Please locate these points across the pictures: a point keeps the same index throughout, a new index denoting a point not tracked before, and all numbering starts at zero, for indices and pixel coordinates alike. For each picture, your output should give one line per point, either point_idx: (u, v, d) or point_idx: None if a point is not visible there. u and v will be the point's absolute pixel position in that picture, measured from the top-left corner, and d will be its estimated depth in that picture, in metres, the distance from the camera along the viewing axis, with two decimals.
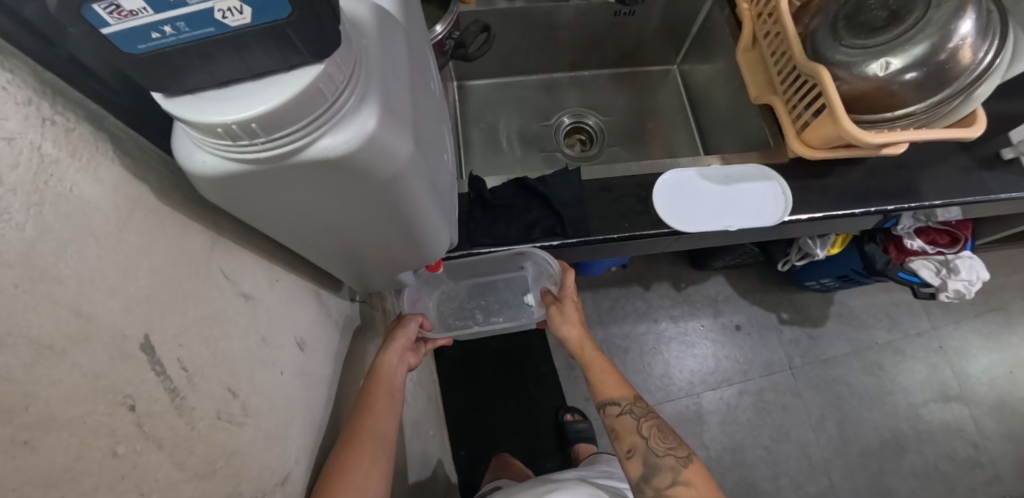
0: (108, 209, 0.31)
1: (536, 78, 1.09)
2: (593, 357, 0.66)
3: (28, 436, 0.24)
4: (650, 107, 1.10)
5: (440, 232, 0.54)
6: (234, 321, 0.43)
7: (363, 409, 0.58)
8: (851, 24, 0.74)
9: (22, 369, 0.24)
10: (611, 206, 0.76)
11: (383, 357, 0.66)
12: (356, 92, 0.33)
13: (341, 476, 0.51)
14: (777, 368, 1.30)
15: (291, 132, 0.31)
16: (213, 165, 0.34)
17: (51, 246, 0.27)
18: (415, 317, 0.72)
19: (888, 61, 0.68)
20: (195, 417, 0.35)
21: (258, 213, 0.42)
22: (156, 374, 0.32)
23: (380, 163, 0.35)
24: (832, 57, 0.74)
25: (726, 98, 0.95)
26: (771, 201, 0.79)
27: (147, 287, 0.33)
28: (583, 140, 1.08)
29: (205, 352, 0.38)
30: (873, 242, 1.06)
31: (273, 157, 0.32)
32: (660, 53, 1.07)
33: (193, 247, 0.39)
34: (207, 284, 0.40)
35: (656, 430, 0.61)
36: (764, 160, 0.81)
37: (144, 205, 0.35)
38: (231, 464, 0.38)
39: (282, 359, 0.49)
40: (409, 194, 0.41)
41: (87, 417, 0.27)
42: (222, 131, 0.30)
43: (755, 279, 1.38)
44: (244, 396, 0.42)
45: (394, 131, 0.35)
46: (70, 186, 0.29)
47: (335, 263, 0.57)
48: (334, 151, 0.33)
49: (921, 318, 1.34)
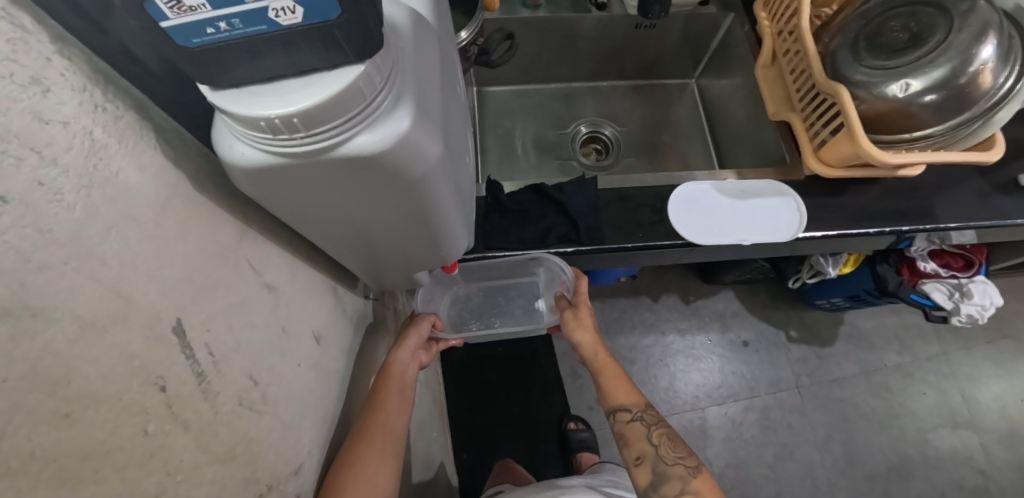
0: (149, 195, 0.32)
1: (556, 87, 1.10)
2: (606, 363, 0.66)
3: (69, 409, 0.24)
4: (665, 119, 1.11)
5: (459, 233, 0.54)
6: (258, 310, 0.44)
7: (374, 405, 0.59)
8: (872, 45, 0.75)
9: (66, 343, 0.25)
10: (626, 216, 0.77)
11: (395, 355, 0.67)
12: (392, 92, 0.34)
13: (351, 470, 0.51)
14: (783, 386, 1.29)
15: (330, 129, 0.32)
16: (251, 157, 0.35)
17: (97, 227, 0.28)
18: (428, 316, 0.73)
19: (908, 82, 0.69)
20: (218, 402, 0.36)
21: (289, 206, 0.43)
22: (185, 357, 0.33)
23: (411, 162, 0.36)
24: (852, 76, 0.74)
25: (742, 114, 0.95)
26: (785, 217, 0.79)
27: (180, 272, 0.34)
28: (599, 149, 1.08)
29: (230, 339, 0.39)
30: (885, 263, 1.06)
31: (311, 151, 0.33)
32: (678, 67, 1.08)
33: (223, 237, 0.40)
34: (234, 273, 0.41)
35: (666, 439, 0.61)
36: (779, 177, 0.82)
37: (181, 194, 0.36)
38: (249, 451, 0.39)
39: (299, 351, 0.50)
40: (435, 195, 0.42)
41: (123, 395, 0.28)
42: (264, 124, 0.31)
43: (764, 295, 1.38)
44: (263, 385, 0.42)
45: (427, 131, 0.36)
46: (116, 171, 0.30)
47: (353, 258, 0.58)
48: (368, 149, 0.34)
49: (931, 342, 1.32)
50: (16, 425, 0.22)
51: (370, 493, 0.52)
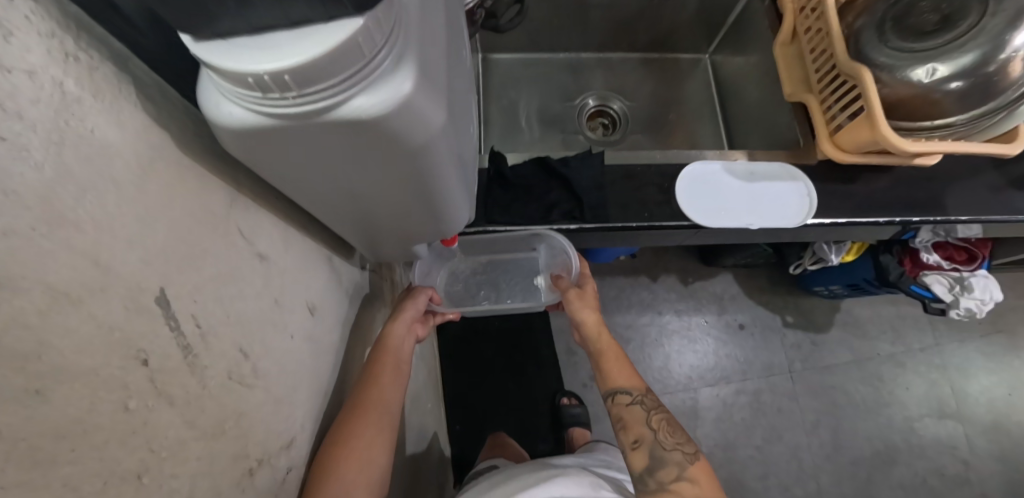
0: (129, 155, 0.30)
1: (565, 57, 1.05)
2: (608, 346, 0.67)
3: (40, 385, 0.23)
4: (675, 96, 1.07)
5: (460, 207, 0.52)
6: (249, 281, 0.42)
7: (369, 378, 0.58)
8: (899, 26, 0.71)
9: (37, 315, 0.23)
10: (632, 195, 0.75)
11: (391, 328, 0.65)
12: (394, 51, 0.31)
13: (344, 444, 0.50)
14: (776, 370, 1.30)
15: (326, 88, 0.30)
16: (239, 117, 0.32)
17: (69, 189, 0.25)
18: (426, 289, 0.71)
19: (934, 67, 0.66)
20: (206, 376, 0.34)
21: (282, 172, 0.40)
22: (170, 329, 0.32)
23: (412, 129, 0.34)
24: (873, 56, 0.71)
25: (756, 94, 0.91)
26: (794, 203, 0.77)
27: (163, 239, 0.32)
28: (606, 124, 1.05)
29: (220, 311, 0.37)
30: (888, 253, 1.05)
31: (304, 113, 0.31)
32: (692, 41, 1.04)
33: (211, 203, 0.38)
34: (224, 241, 0.39)
35: (665, 424, 0.60)
36: (790, 160, 0.79)
37: (164, 156, 0.33)
38: (240, 425, 0.37)
39: (293, 323, 0.48)
40: (436, 166, 0.40)
41: (100, 369, 0.26)
42: (253, 81, 0.29)
43: (763, 280, 1.37)
44: (255, 358, 0.41)
45: (430, 96, 0.33)
46: (91, 128, 0.27)
47: (348, 228, 0.56)
48: (366, 112, 0.31)
49: (926, 334, 1.33)
50: None
51: (363, 467, 0.51)
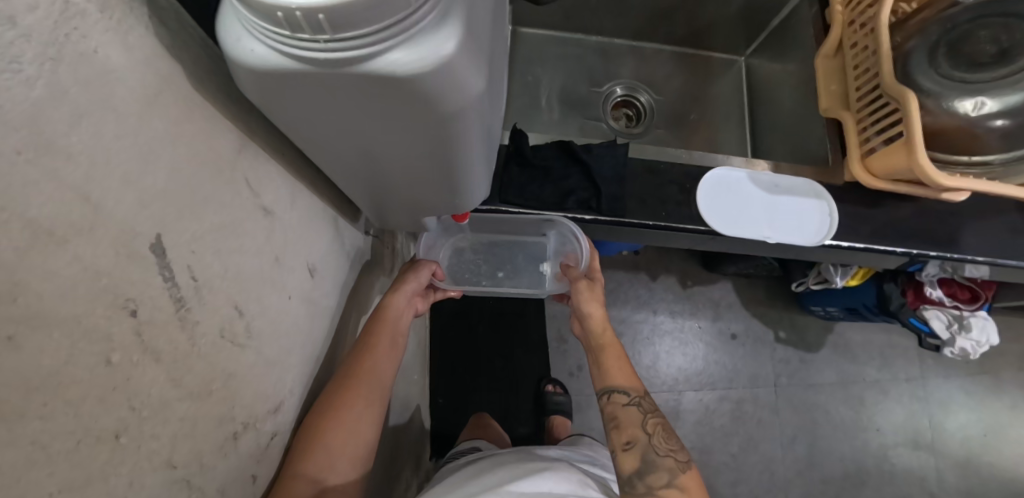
0: (135, 82, 0.27)
1: (598, 40, 1.00)
2: (611, 342, 0.66)
3: (14, 330, 0.20)
4: (703, 96, 1.02)
5: (479, 183, 0.49)
6: (250, 235, 0.39)
7: (364, 348, 0.55)
8: (954, 53, 0.67)
9: (14, 253, 0.20)
10: (652, 191, 0.72)
11: (391, 300, 0.62)
12: (440, 5, 0.28)
13: (333, 413, 0.48)
14: (761, 383, 1.30)
15: (364, 36, 0.26)
16: (260, 56, 0.29)
17: (62, 113, 0.22)
18: (428, 263, 0.68)
19: (982, 101, 0.64)
20: (196, 333, 0.32)
21: (297, 123, 0.37)
22: (164, 279, 0.29)
23: (448, 93, 0.31)
24: (918, 79, 0.68)
25: (789, 105, 0.88)
26: (814, 221, 0.75)
27: (164, 180, 0.29)
28: (630, 116, 1.01)
29: (217, 264, 0.34)
30: (893, 283, 1.04)
31: (333, 60, 0.28)
32: (730, 40, 0.99)
33: (219, 147, 0.35)
34: (229, 189, 0.36)
35: (660, 429, 0.59)
36: (818, 177, 0.77)
37: (174, 89, 0.30)
38: (228, 387, 0.35)
39: (291, 283, 0.46)
40: (465, 137, 0.37)
41: (83, 318, 0.23)
42: (282, 16, 0.25)
43: (762, 292, 1.36)
44: (249, 316, 0.38)
45: (472, 59, 0.30)
46: (94, 47, 0.24)
47: (357, 189, 0.53)
48: (402, 69, 0.28)
49: (913, 365, 1.34)
50: None
51: (349, 438, 0.49)
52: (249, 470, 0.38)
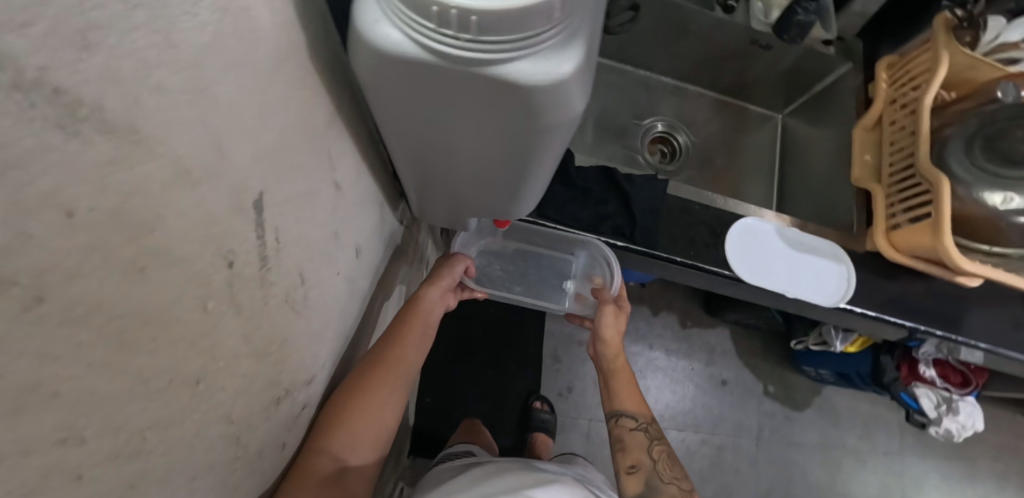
0: (271, 44, 0.28)
1: (644, 74, 0.99)
2: (622, 368, 0.68)
3: (146, 262, 0.21)
4: (738, 145, 1.00)
5: (532, 195, 0.52)
6: (322, 207, 0.40)
7: (395, 335, 0.56)
8: (989, 146, 0.68)
9: (160, 186, 0.21)
10: (683, 229, 0.73)
11: (426, 291, 0.62)
12: (568, 29, 0.31)
13: (359, 394, 0.49)
14: (744, 432, 1.31)
15: (501, 43, 0.29)
16: (391, 42, 0.30)
17: (219, 62, 0.23)
18: (462, 261, 0.68)
19: (1011, 197, 0.65)
20: (269, 293, 0.32)
21: (391, 114, 0.38)
22: (256, 236, 0.29)
23: (555, 107, 0.33)
24: (950, 164, 0.70)
25: (823, 170, 0.87)
26: (832, 283, 0.77)
27: (273, 141, 0.30)
28: (665, 152, 0.99)
29: (294, 229, 0.35)
30: (890, 356, 1.08)
31: (466, 58, 0.30)
32: (771, 96, 0.98)
33: (315, 117, 0.35)
34: (315, 159, 0.37)
35: (665, 455, 0.60)
36: (840, 242, 0.79)
37: (296, 55, 0.31)
38: (281, 351, 0.35)
39: (341, 260, 0.46)
40: (546, 150, 0.40)
41: (196, 261, 0.24)
42: (436, 10, 0.28)
43: (757, 343, 1.38)
44: (307, 286, 0.39)
45: (581, 82, 0.33)
46: (250, 4, 0.25)
47: (409, 183, 0.55)
48: (525, 77, 0.31)
49: (893, 439, 1.36)
50: (88, 267, 0.18)
51: (372, 423, 0.49)
52: (279, 437, 0.38)
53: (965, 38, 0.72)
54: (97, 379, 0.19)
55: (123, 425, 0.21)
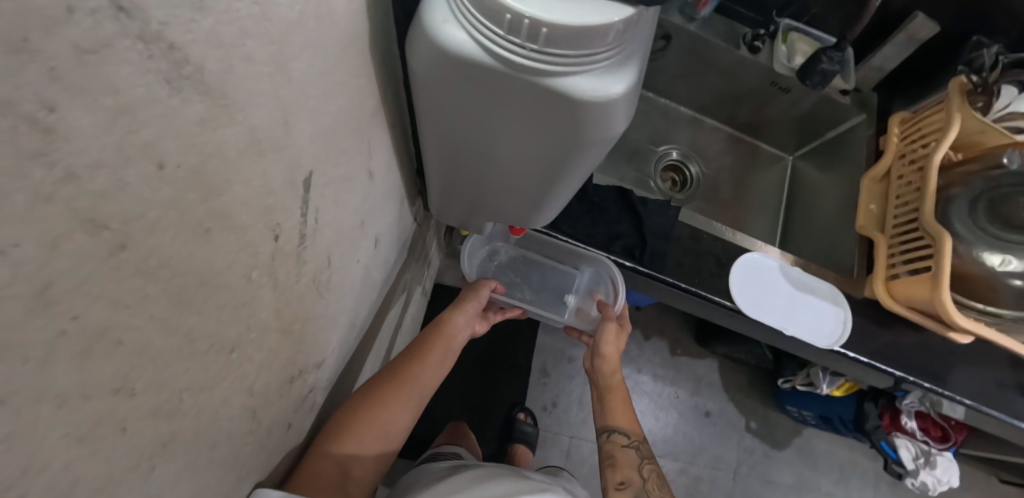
0: (340, 29, 0.28)
1: (663, 102, 0.99)
2: (617, 385, 0.70)
3: (211, 225, 0.21)
4: (748, 181, 1.00)
5: (555, 209, 0.53)
6: (356, 193, 0.40)
7: (418, 356, 0.59)
8: (994, 210, 0.67)
9: (234, 151, 0.21)
10: (691, 257, 0.74)
11: (451, 316, 0.66)
12: (624, 54, 0.32)
13: (373, 408, 0.51)
14: (722, 466, 1.31)
15: (563, 56, 0.30)
16: (457, 42, 0.31)
17: (298, 40, 0.24)
18: (488, 284, 0.72)
19: (1008, 259, 0.65)
20: (301, 271, 0.32)
21: (437, 114, 0.39)
22: (300, 213, 0.30)
23: (600, 126, 0.34)
24: (952, 223, 0.68)
25: (829, 214, 0.87)
26: (827, 323, 0.76)
27: (328, 123, 0.30)
28: (676, 181, 1.00)
29: (331, 211, 0.35)
30: (873, 403, 1.12)
31: (527, 67, 0.31)
32: (784, 138, 0.99)
33: (364, 105, 0.36)
34: (357, 146, 0.37)
35: (655, 475, 0.60)
36: (838, 284, 0.78)
37: (358, 43, 0.32)
38: (302, 330, 0.36)
39: (363, 247, 0.47)
40: (581, 167, 0.41)
41: (250, 229, 0.24)
42: (508, 19, 0.29)
43: (743, 379, 1.39)
44: (332, 269, 0.39)
45: (629, 105, 0.35)
46: None
47: (435, 183, 0.56)
48: (580, 93, 0.32)
49: (868, 488, 1.36)
50: (166, 221, 0.18)
51: (379, 434, 0.51)
52: (286, 417, 0.38)
53: (978, 103, 0.73)
54: (154, 334, 0.19)
55: (167, 382, 0.21)
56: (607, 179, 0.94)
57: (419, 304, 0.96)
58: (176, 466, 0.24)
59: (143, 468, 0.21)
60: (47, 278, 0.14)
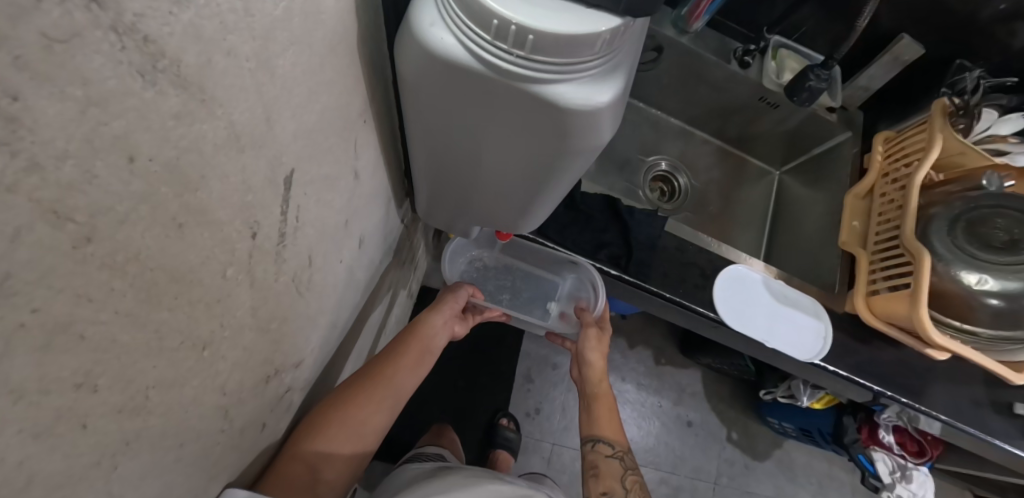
0: (328, 29, 0.28)
1: (654, 113, 1.00)
2: (604, 393, 0.70)
3: (184, 220, 0.21)
4: (735, 194, 1.01)
5: (540, 216, 0.53)
6: (340, 193, 0.40)
7: (392, 357, 0.59)
8: (970, 230, 0.68)
9: (212, 148, 0.21)
10: (675, 267, 0.74)
11: (427, 318, 0.66)
12: (610, 64, 0.33)
13: (346, 407, 0.51)
14: (703, 476, 1.32)
15: (551, 63, 0.31)
16: (444, 46, 0.31)
17: (283, 36, 0.24)
18: (466, 287, 0.72)
19: (984, 278, 0.64)
20: (281, 270, 0.32)
21: (424, 116, 0.39)
22: (281, 210, 0.30)
23: (586, 134, 0.35)
24: (932, 240, 0.69)
25: (812, 228, 0.88)
26: (807, 337, 0.76)
27: (314, 122, 0.30)
28: (664, 191, 1.00)
29: (314, 212, 0.35)
30: (853, 417, 1.12)
31: (513, 73, 0.31)
32: (771, 153, 1.00)
33: (351, 106, 0.36)
34: (343, 145, 0.37)
35: (638, 486, 0.60)
36: (820, 298, 0.79)
37: (346, 44, 0.32)
38: (280, 329, 0.35)
39: (346, 246, 0.46)
40: (567, 174, 0.41)
41: (225, 226, 0.24)
42: (495, 25, 0.29)
43: (726, 390, 1.40)
44: (314, 269, 0.39)
45: (614, 115, 0.35)
46: None
47: (422, 186, 0.55)
48: (564, 100, 0.32)
49: None
50: (136, 215, 0.18)
51: (352, 436, 0.51)
52: (261, 417, 0.38)
53: (959, 125, 0.74)
54: (119, 329, 0.19)
55: (133, 379, 0.21)
56: (597, 187, 0.94)
57: (405, 306, 0.95)
58: (141, 464, 0.23)
59: (106, 466, 0.21)
60: (6, 269, 0.13)
